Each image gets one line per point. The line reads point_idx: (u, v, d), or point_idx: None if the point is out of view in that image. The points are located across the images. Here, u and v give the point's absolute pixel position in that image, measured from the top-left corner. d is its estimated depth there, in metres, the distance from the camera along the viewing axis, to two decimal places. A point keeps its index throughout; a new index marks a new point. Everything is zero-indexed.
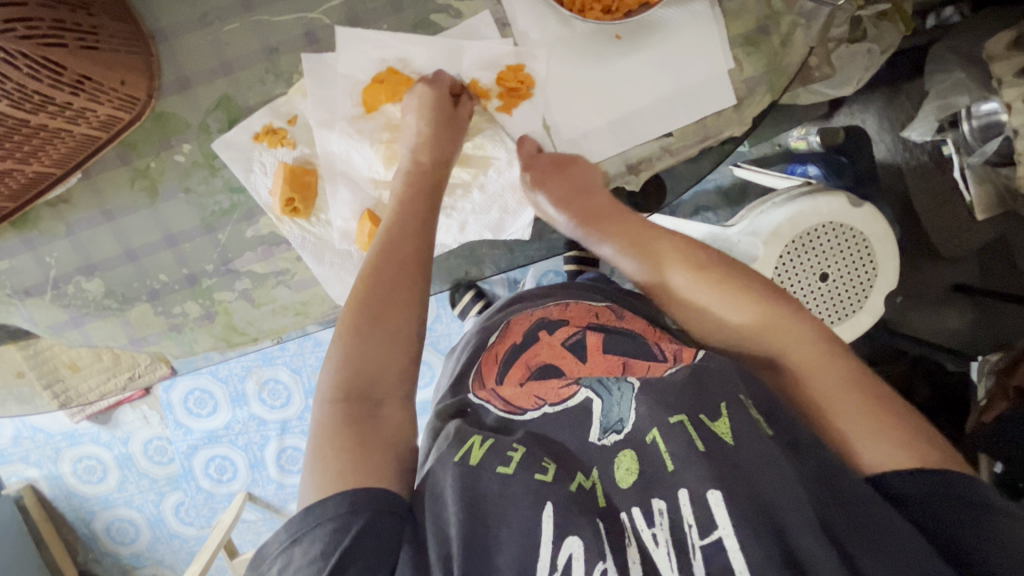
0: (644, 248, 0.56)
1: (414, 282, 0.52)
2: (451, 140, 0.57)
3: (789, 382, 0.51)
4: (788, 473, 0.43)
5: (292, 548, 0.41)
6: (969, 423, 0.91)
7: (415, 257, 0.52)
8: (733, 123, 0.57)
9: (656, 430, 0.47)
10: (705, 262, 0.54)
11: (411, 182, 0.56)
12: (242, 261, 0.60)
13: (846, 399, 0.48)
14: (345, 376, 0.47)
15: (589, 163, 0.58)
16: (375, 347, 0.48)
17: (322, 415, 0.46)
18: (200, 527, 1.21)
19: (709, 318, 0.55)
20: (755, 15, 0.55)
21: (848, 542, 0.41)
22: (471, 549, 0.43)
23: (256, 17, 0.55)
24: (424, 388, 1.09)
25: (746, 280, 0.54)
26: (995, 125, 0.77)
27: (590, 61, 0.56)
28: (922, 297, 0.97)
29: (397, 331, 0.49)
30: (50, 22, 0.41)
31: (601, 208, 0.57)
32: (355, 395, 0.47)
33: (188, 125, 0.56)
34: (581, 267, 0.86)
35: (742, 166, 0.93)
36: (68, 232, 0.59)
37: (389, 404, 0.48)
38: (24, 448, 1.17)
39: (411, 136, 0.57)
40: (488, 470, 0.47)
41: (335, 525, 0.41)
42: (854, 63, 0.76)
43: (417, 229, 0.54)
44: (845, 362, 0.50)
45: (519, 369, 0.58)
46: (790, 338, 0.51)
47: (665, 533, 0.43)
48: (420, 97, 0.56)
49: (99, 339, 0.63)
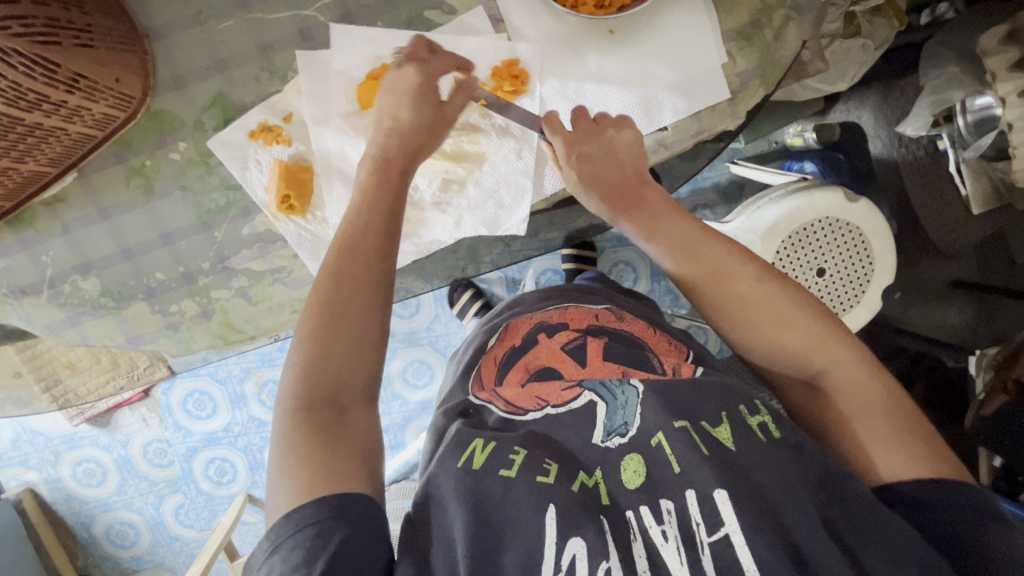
0: (688, 249, 0.53)
1: (375, 281, 0.50)
2: (429, 125, 0.55)
3: (824, 399, 0.50)
4: (792, 473, 0.44)
5: (273, 557, 0.41)
6: (969, 418, 0.89)
7: (377, 251, 0.51)
8: (727, 117, 0.57)
9: (662, 434, 0.47)
10: (754, 278, 0.52)
11: (378, 172, 0.54)
12: (238, 258, 0.60)
13: (876, 417, 0.47)
14: (307, 383, 0.45)
15: (615, 137, 0.55)
16: (336, 351, 0.47)
17: (284, 424, 0.44)
18: (200, 529, 1.21)
19: (754, 335, 0.52)
20: (747, 9, 0.55)
21: (851, 541, 0.42)
22: (477, 552, 0.42)
23: (252, 15, 0.55)
24: (424, 389, 1.09)
25: (795, 301, 0.51)
26: (991, 119, 0.76)
27: (586, 55, 0.57)
28: (921, 292, 0.98)
29: (361, 331, 0.48)
30: (45, 20, 0.41)
31: (645, 200, 0.56)
32: (318, 404, 0.45)
33: (184, 123, 0.57)
34: (579, 265, 0.90)
35: (738, 163, 0.94)
36: (64, 231, 0.59)
37: (354, 411, 0.47)
38: (23, 451, 1.17)
39: (388, 120, 0.55)
40: (490, 472, 0.46)
41: (316, 529, 0.40)
42: (847, 60, 0.76)
43: (380, 226, 0.52)
44: (882, 384, 0.49)
45: (518, 372, 0.57)
46: (833, 355, 0.50)
47: (674, 531, 0.43)
48: (405, 78, 0.54)
49: (95, 338, 0.63)
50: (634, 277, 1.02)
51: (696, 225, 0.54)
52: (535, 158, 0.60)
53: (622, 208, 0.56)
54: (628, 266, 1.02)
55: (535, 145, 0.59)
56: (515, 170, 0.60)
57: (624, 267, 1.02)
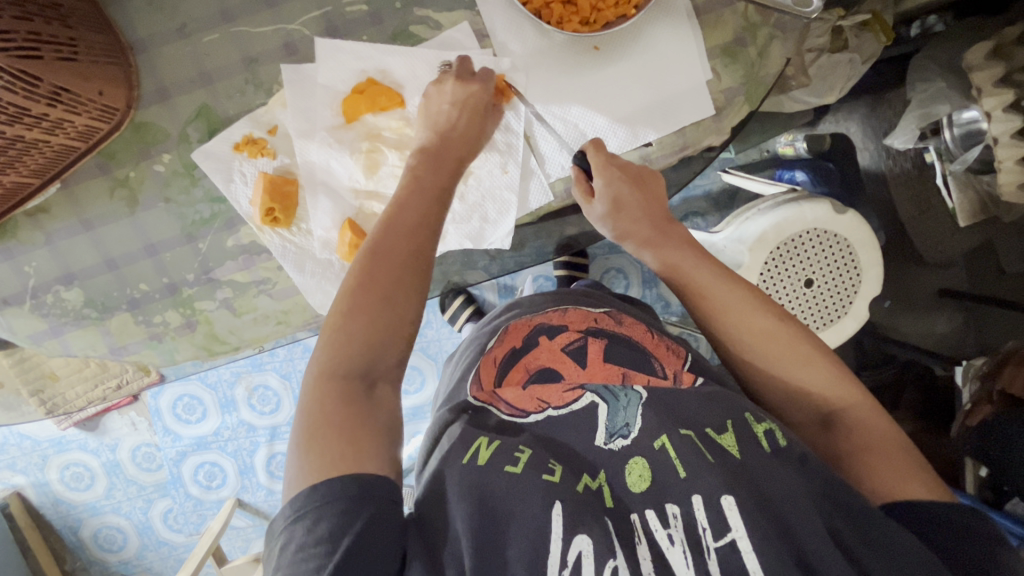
0: (705, 294, 0.56)
1: (422, 269, 0.51)
2: (475, 137, 0.56)
3: (839, 434, 0.52)
4: (798, 485, 0.44)
5: (295, 525, 0.41)
6: (955, 427, 0.90)
7: (424, 244, 0.52)
8: (712, 133, 0.58)
9: (666, 436, 0.47)
10: (776, 317, 0.55)
11: (429, 164, 0.55)
12: (222, 270, 0.60)
13: (891, 452, 0.49)
14: (345, 352, 0.47)
15: (653, 177, 0.58)
16: (380, 329, 0.48)
17: (316, 387, 0.46)
18: (189, 534, 1.21)
19: (773, 370, 0.54)
20: (732, 27, 0.56)
21: (857, 548, 0.42)
22: (482, 543, 0.42)
23: (236, 28, 0.55)
24: (411, 395, 1.08)
25: (815, 342, 0.54)
26: (976, 132, 0.78)
27: (572, 71, 0.57)
28: (911, 302, 0.98)
29: (400, 318, 0.49)
30: (26, 34, 0.41)
31: (675, 234, 0.58)
32: (352, 374, 0.47)
33: (168, 135, 0.57)
34: (570, 272, 0.92)
35: (731, 172, 0.93)
36: (46, 241, 0.59)
37: (381, 387, 0.48)
38: (10, 455, 1.16)
39: (439, 117, 0.55)
40: (496, 469, 0.46)
41: (343, 506, 0.41)
42: (836, 73, 0.76)
43: (425, 219, 0.53)
44: (892, 423, 0.51)
45: (518, 372, 0.58)
46: (849, 393, 0.52)
47: (680, 535, 0.43)
48: (467, 90, 0.54)
49: (78, 348, 0.62)
50: (625, 283, 1.02)
51: (683, 250, 0.57)
52: (520, 172, 0.60)
53: (648, 243, 0.58)
54: (619, 273, 1.02)
55: (519, 159, 0.59)
56: (500, 185, 0.60)
57: (616, 275, 1.02)
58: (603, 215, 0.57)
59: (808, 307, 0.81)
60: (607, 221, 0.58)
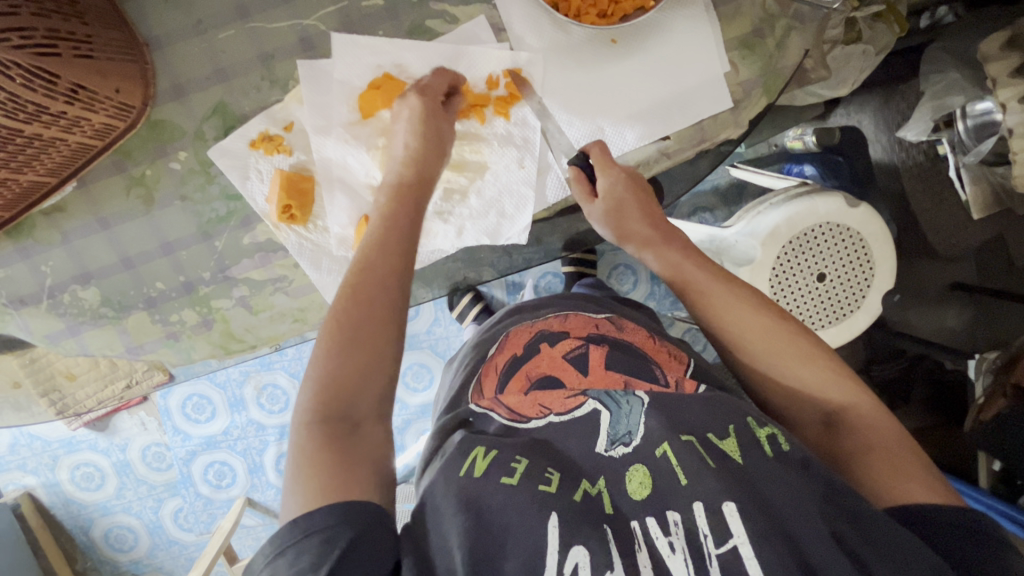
0: (692, 290, 0.57)
1: (391, 298, 0.50)
2: (438, 151, 0.56)
3: (838, 436, 0.51)
4: (798, 487, 0.43)
5: (276, 561, 0.40)
6: (968, 420, 0.89)
7: (393, 273, 0.51)
8: (730, 126, 0.57)
9: (667, 443, 0.46)
10: (775, 315, 0.55)
11: (394, 195, 0.55)
12: (239, 268, 0.60)
13: (893, 451, 0.48)
14: (322, 399, 0.46)
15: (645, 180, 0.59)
16: (355, 369, 0.47)
17: (299, 437, 0.45)
18: (200, 533, 1.21)
19: (770, 365, 0.54)
20: (750, 18, 0.55)
21: (861, 550, 0.40)
22: (478, 557, 0.41)
23: (251, 25, 0.55)
24: (424, 392, 1.08)
25: (813, 340, 0.54)
26: (989, 124, 0.76)
27: (588, 67, 0.57)
28: (920, 295, 0.97)
29: (376, 349, 0.49)
30: (44, 31, 0.40)
31: (672, 233, 0.59)
32: (333, 416, 0.46)
33: (184, 133, 0.56)
34: (580, 268, 0.91)
35: (738, 166, 0.90)
36: (63, 240, 0.59)
37: (366, 425, 0.47)
38: (21, 455, 1.16)
39: (399, 147, 0.56)
40: (492, 480, 0.45)
41: (323, 536, 0.40)
42: (849, 65, 0.75)
43: (396, 248, 0.52)
44: (894, 421, 0.50)
45: (519, 381, 0.57)
46: (847, 391, 0.52)
47: (681, 541, 0.42)
48: (410, 105, 0.55)
49: (96, 348, 0.63)
50: (633, 279, 1.01)
51: (682, 250, 0.58)
52: (536, 167, 0.60)
53: (643, 245, 0.59)
54: (628, 270, 1.02)
55: (536, 155, 0.59)
56: (516, 180, 0.60)
57: (624, 271, 1.01)
58: (603, 214, 0.57)
59: (819, 305, 0.80)
60: (610, 223, 0.58)
